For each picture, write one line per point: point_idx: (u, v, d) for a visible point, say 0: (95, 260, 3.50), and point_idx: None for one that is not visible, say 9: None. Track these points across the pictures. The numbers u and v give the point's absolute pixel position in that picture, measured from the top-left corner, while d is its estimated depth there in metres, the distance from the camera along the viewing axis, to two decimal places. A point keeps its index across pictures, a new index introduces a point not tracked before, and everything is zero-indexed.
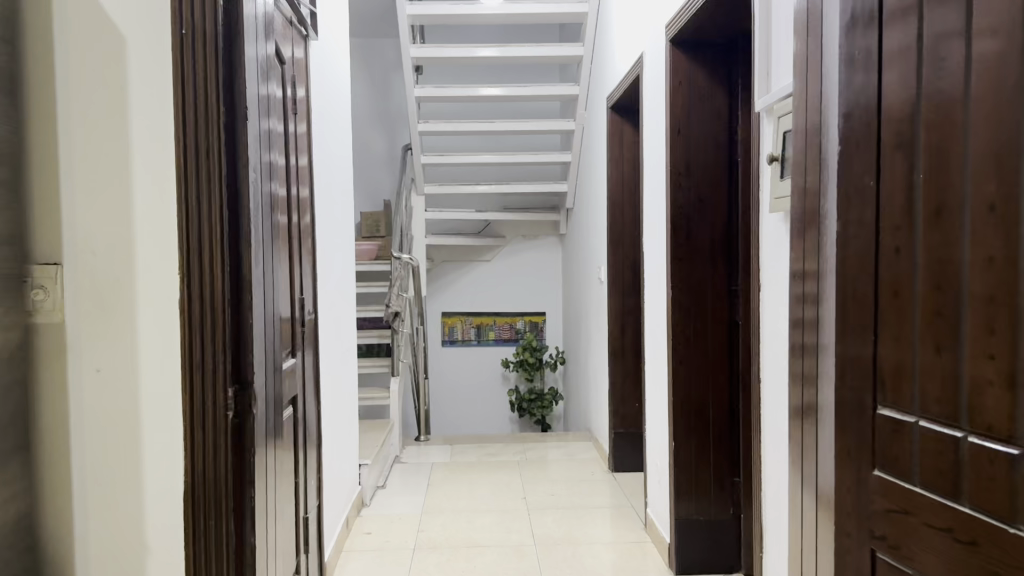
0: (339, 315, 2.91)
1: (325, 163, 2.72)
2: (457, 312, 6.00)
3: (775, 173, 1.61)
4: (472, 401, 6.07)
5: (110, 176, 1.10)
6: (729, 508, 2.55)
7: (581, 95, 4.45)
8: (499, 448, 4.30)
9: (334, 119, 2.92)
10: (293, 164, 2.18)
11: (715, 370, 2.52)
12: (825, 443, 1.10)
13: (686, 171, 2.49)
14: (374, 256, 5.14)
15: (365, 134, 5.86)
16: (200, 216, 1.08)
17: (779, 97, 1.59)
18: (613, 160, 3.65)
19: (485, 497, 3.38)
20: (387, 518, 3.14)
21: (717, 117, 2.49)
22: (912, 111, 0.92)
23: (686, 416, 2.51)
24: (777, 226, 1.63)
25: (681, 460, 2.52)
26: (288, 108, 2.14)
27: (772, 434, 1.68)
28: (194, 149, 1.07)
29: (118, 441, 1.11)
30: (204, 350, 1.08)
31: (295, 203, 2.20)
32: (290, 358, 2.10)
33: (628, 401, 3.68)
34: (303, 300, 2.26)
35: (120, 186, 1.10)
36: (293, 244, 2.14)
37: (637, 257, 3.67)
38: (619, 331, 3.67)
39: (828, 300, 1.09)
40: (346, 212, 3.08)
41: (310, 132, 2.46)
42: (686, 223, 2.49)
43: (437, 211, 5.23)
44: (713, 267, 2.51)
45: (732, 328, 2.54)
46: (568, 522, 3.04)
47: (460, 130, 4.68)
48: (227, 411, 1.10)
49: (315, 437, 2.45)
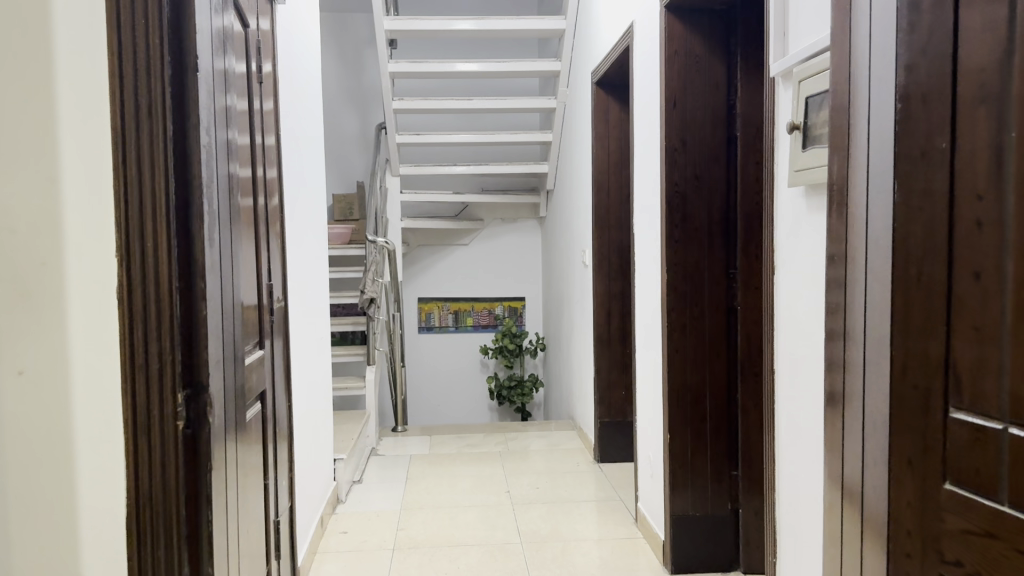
0: (312, 302, 2.73)
1: (294, 141, 2.52)
2: (434, 298, 5.83)
3: (794, 144, 1.46)
4: (450, 388, 5.91)
5: (29, 118, 0.83)
6: (728, 503, 2.41)
7: (563, 71, 4.27)
8: (480, 438, 4.16)
9: (304, 94, 2.74)
10: (258, 144, 2.01)
11: (713, 358, 2.37)
12: (873, 446, 0.96)
13: (682, 146, 2.34)
14: (347, 239, 4.95)
15: (336, 113, 5.64)
16: (142, 183, 0.86)
17: (800, 59, 1.44)
18: (598, 139, 3.49)
19: (467, 492, 3.22)
20: (364, 515, 2.97)
21: (714, 88, 2.33)
22: (999, 61, 0.77)
23: (681, 405, 2.38)
24: (798, 203, 1.49)
25: (677, 453, 2.39)
26: (253, 83, 1.97)
27: (790, 429, 1.55)
28: (135, 104, 0.86)
29: (46, 469, 0.84)
30: (149, 344, 0.87)
31: (262, 185, 2.03)
32: (257, 349, 1.94)
33: (614, 389, 3.55)
34: (272, 286, 2.08)
35: (44, 136, 0.83)
36: (259, 228, 1.97)
37: (624, 240, 3.50)
38: (606, 316, 3.53)
39: (880, 281, 0.94)
40: (317, 193, 2.89)
41: (277, 109, 2.27)
42: (682, 203, 2.35)
43: (412, 193, 5.04)
44: (710, 247, 2.37)
45: (729, 314, 2.40)
46: (555, 518, 2.89)
47: (436, 108, 4.49)
48: (178, 421, 0.89)
49: (287, 434, 2.28)
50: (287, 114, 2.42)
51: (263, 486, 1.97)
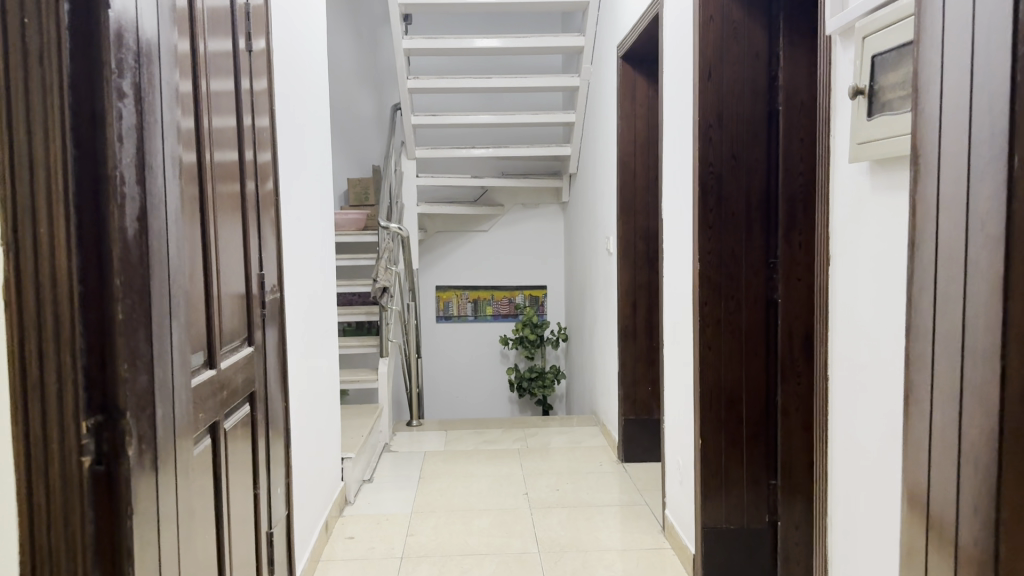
0: (315, 294, 2.55)
1: (293, 120, 2.33)
2: (452, 286, 5.64)
3: (857, 112, 1.25)
4: (469, 380, 5.73)
5: None
6: (765, 516, 2.20)
7: (587, 46, 4.04)
8: (498, 434, 3.97)
9: (306, 73, 2.54)
10: (248, 125, 1.86)
11: (748, 354, 2.16)
12: (969, 484, 0.77)
13: (718, 122, 2.12)
14: (361, 225, 4.70)
15: (351, 93, 5.44)
16: (32, 159, 0.68)
17: (863, 12, 1.22)
18: (624, 117, 3.26)
19: (483, 494, 3.03)
20: (373, 519, 2.79)
21: (755, 57, 2.11)
22: None
23: (714, 409, 2.17)
24: (859, 183, 1.27)
25: (709, 459, 2.18)
26: (239, 58, 1.81)
27: (848, 446, 1.34)
28: (23, 54, 0.68)
29: None
30: (46, 359, 0.70)
31: (252, 168, 1.88)
32: (245, 346, 1.78)
33: (639, 384, 3.34)
34: (264, 276, 1.91)
35: None
36: (248, 212, 1.82)
37: (651, 226, 3.28)
38: (631, 307, 3.32)
39: (992, 276, 0.74)
40: (321, 173, 2.70)
41: (272, 89, 2.09)
42: (717, 183, 2.13)
43: (428, 177, 4.85)
44: (749, 235, 2.15)
45: (769, 309, 2.16)
46: (576, 524, 2.69)
47: (454, 87, 4.28)
48: (82, 456, 0.72)
49: (284, 433, 2.11)
50: (284, 95, 2.24)
51: (253, 495, 1.82)
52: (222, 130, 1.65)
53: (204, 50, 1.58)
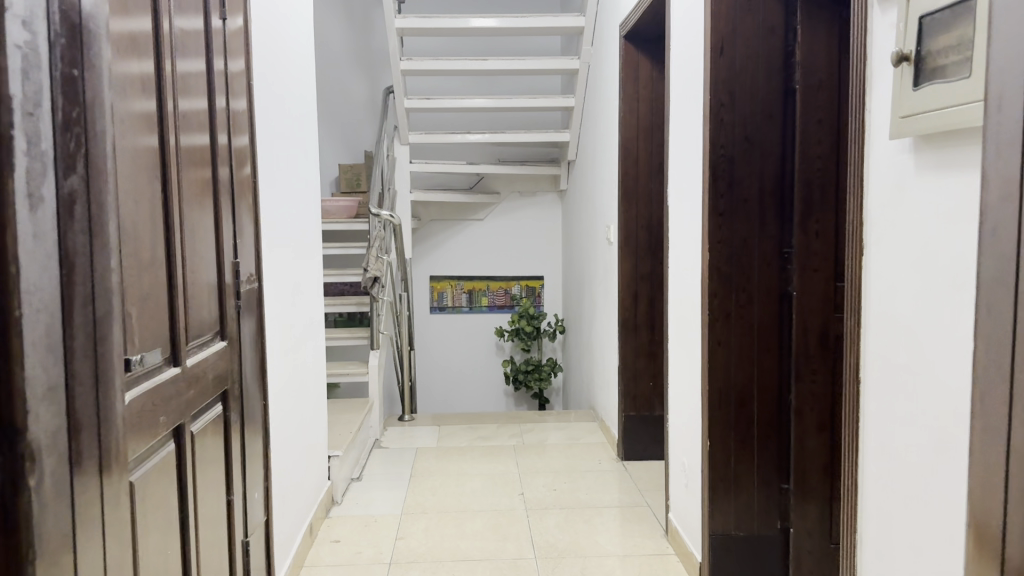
0: (299, 285, 2.41)
1: (273, 97, 2.17)
2: (447, 276, 5.49)
3: (899, 81, 1.10)
4: (464, 372, 5.59)
5: None
6: (776, 521, 2.06)
7: (587, 27, 3.89)
8: (493, 430, 3.83)
9: (289, 50, 2.39)
10: (222, 108, 1.71)
11: (759, 350, 2.02)
12: None
13: (730, 101, 1.97)
14: (353, 213, 4.55)
15: (343, 76, 5.28)
16: None
17: None
18: (625, 99, 3.11)
19: (476, 494, 2.89)
20: (361, 521, 2.65)
21: (770, 31, 1.96)
22: None
23: (723, 409, 2.03)
24: (901, 163, 1.13)
25: (718, 461, 2.04)
26: (211, 36, 1.66)
27: (887, 458, 1.20)
28: None
29: None
30: None
31: (227, 152, 1.73)
32: (217, 341, 1.64)
33: (641, 380, 3.20)
34: (239, 264, 1.77)
35: None
36: (220, 195, 1.67)
37: (653, 214, 3.13)
38: (632, 300, 3.18)
39: None
40: (305, 155, 2.55)
41: (250, 68, 1.94)
42: (728, 168, 1.98)
43: (422, 163, 4.69)
44: (762, 223, 2.01)
45: (783, 302, 2.02)
46: (574, 528, 2.56)
47: (449, 69, 4.12)
48: None
49: (263, 429, 1.97)
50: (263, 75, 2.08)
51: (226, 502, 1.68)
52: (188, 113, 1.50)
53: (171, 26, 1.43)
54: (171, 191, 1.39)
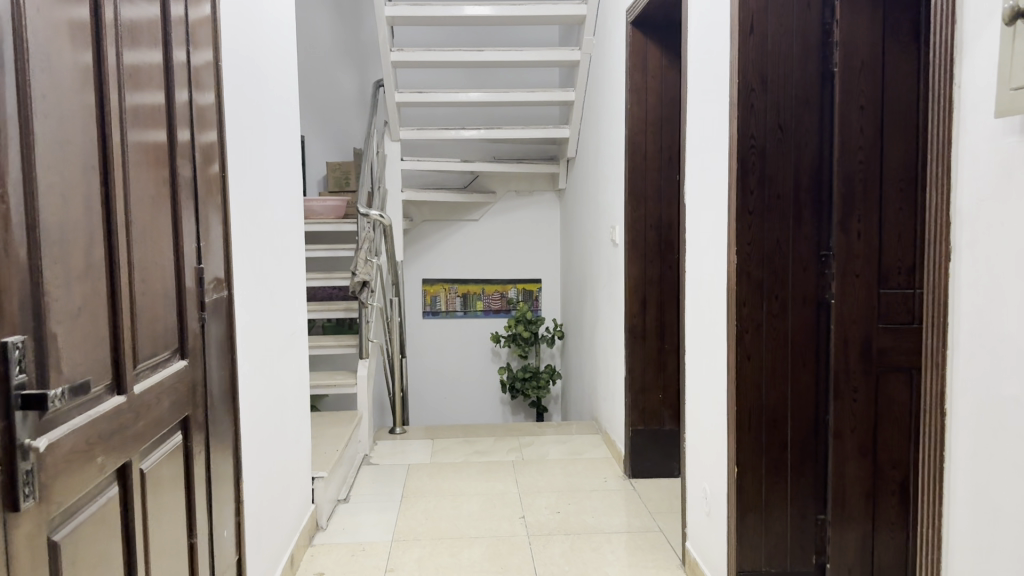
0: (278, 291, 2.18)
1: (247, 84, 1.94)
2: (440, 279, 5.26)
3: (1011, 48, 0.88)
4: (458, 378, 5.37)
5: None
6: (812, 556, 1.85)
7: (589, 16, 3.68)
8: (490, 443, 3.61)
9: (267, 34, 2.16)
10: (184, 102, 1.49)
11: (793, 365, 1.81)
12: None
13: (762, 85, 1.75)
14: (341, 213, 4.30)
15: (331, 69, 5.06)
16: None
17: None
18: (633, 89, 2.89)
19: (473, 517, 2.67)
20: (347, 550, 2.43)
21: (805, 7, 1.74)
22: None
23: (753, 432, 1.81)
24: (1006, 147, 0.92)
25: (747, 491, 1.81)
26: (171, 24, 1.43)
27: (985, 510, 0.97)
28: None
29: None
30: None
31: (190, 150, 1.51)
32: (175, 359, 1.41)
33: (650, 392, 2.98)
34: (202, 269, 1.54)
35: None
36: (180, 196, 1.44)
37: (662, 213, 2.92)
38: (639, 305, 2.95)
39: None
40: (285, 149, 2.32)
41: (219, 57, 1.71)
42: (760, 161, 1.76)
43: (414, 161, 4.47)
44: (797, 222, 1.79)
45: (820, 311, 1.80)
46: (580, 556, 2.35)
47: (443, 61, 3.89)
48: None
49: (235, 451, 1.75)
50: (234, 63, 1.84)
51: (188, 544, 1.45)
52: (140, 108, 1.27)
53: (117, 12, 1.19)
54: (114, 200, 1.15)
